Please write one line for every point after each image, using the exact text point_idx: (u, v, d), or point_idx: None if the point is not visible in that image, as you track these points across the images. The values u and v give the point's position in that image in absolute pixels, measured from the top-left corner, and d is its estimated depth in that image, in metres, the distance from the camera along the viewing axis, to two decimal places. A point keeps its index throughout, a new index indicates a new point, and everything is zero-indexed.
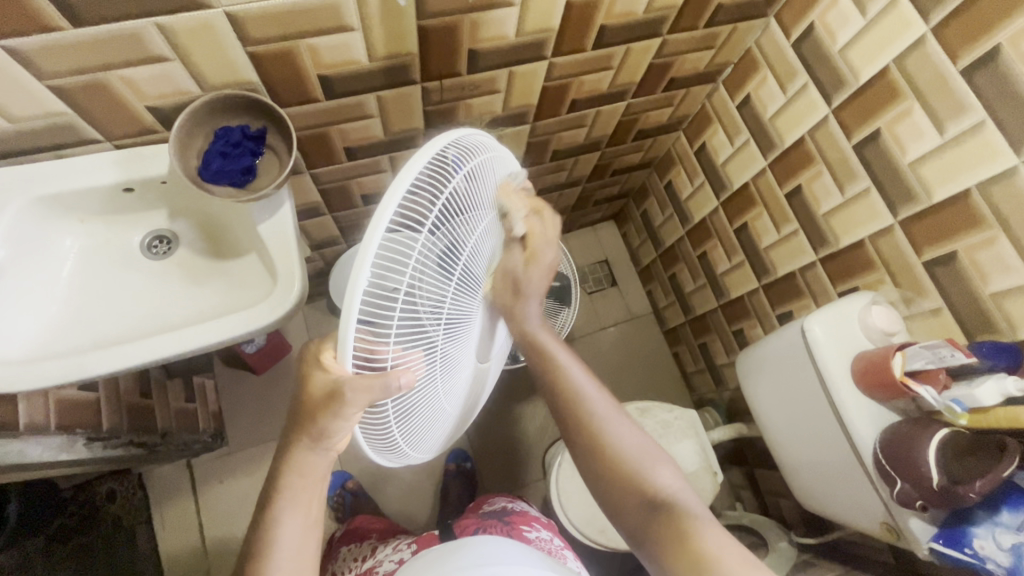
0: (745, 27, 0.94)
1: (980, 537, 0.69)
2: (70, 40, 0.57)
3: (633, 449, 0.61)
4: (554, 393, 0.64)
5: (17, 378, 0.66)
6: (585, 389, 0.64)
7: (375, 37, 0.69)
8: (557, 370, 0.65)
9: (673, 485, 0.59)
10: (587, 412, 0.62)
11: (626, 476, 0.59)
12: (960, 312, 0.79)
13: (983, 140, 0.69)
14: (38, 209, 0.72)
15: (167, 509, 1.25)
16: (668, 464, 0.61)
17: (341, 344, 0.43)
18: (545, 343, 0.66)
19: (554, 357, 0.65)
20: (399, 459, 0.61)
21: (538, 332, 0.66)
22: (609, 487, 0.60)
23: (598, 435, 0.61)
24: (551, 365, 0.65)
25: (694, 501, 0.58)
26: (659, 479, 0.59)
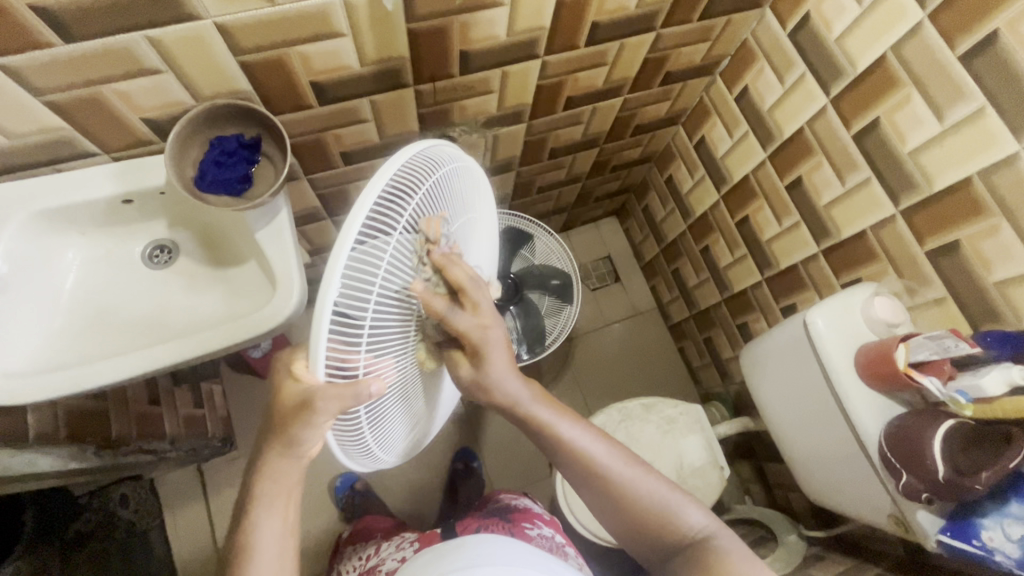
0: (741, 18, 0.93)
1: (987, 529, 0.69)
2: (62, 55, 0.58)
3: (655, 493, 0.62)
4: (564, 460, 0.63)
5: (22, 391, 0.67)
6: (594, 450, 0.63)
7: (365, 42, 0.69)
8: (566, 446, 0.63)
9: (703, 523, 0.60)
10: (602, 475, 0.62)
11: (655, 520, 0.61)
12: (965, 301, 0.78)
13: (983, 126, 0.68)
14: (39, 223, 0.73)
15: (180, 514, 1.27)
16: (695, 503, 0.62)
17: (313, 354, 0.44)
18: (539, 416, 0.64)
19: (558, 431, 0.64)
20: (373, 464, 0.63)
21: (530, 406, 0.64)
22: (638, 532, 0.62)
23: (620, 489, 0.61)
24: (554, 437, 0.64)
25: (731, 538, 0.59)
26: (689, 521, 0.61)
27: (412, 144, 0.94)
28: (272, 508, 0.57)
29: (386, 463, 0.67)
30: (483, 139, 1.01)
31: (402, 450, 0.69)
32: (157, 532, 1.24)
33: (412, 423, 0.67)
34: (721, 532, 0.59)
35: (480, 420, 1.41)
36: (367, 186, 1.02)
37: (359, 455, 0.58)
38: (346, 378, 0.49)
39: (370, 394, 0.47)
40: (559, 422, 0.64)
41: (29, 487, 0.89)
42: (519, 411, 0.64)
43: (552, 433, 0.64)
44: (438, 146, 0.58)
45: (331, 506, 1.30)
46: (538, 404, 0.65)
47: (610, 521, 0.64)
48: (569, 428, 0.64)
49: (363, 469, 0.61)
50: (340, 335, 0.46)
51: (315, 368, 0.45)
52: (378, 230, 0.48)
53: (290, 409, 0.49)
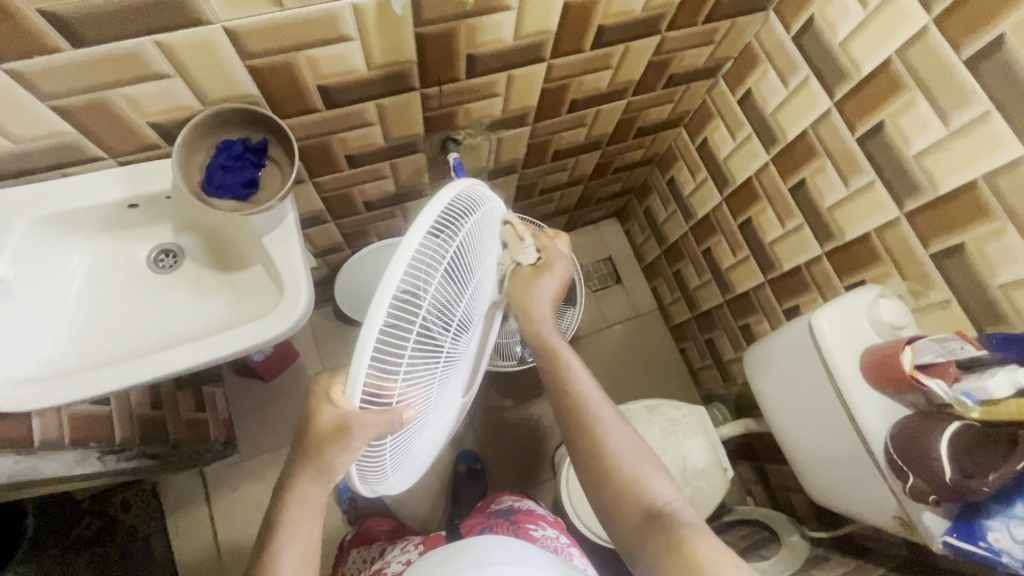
0: (744, 22, 0.94)
1: (994, 530, 0.69)
2: (71, 60, 0.57)
3: (631, 457, 0.62)
4: (558, 392, 0.66)
5: (30, 399, 0.67)
6: (591, 393, 0.65)
7: (373, 46, 0.69)
8: (562, 374, 0.67)
9: (671, 495, 0.60)
10: (589, 417, 0.64)
11: (625, 485, 0.61)
12: (969, 304, 0.78)
13: (987, 130, 0.69)
14: (44, 227, 0.73)
15: (182, 518, 1.27)
16: (667, 475, 0.61)
17: (352, 387, 0.47)
18: (556, 346, 0.68)
19: (564, 360, 0.67)
20: (383, 488, 0.64)
21: (551, 336, 0.68)
22: (604, 490, 0.62)
23: (600, 442, 0.63)
24: (559, 365, 0.67)
25: (691, 512, 0.58)
26: (657, 491, 0.60)
27: (416, 147, 0.94)
28: (290, 509, 0.57)
29: (396, 488, 0.68)
30: (487, 142, 1.01)
31: (410, 476, 0.71)
32: (159, 536, 1.23)
33: (423, 451, 0.69)
34: (685, 506, 0.58)
35: (482, 421, 1.41)
36: (372, 189, 1.02)
37: (374, 479, 0.60)
38: (380, 407, 0.51)
39: (403, 422, 0.51)
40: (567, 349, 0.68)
41: (32, 492, 0.89)
42: (541, 341, 0.68)
43: (555, 360, 0.67)
44: (475, 186, 0.59)
45: (334, 508, 1.30)
46: (555, 332, 0.69)
47: (581, 469, 0.64)
48: (573, 361, 0.67)
49: (374, 495, 0.63)
50: (376, 373, 0.48)
51: (351, 400, 0.48)
52: (422, 267, 0.50)
53: (322, 430, 0.51)
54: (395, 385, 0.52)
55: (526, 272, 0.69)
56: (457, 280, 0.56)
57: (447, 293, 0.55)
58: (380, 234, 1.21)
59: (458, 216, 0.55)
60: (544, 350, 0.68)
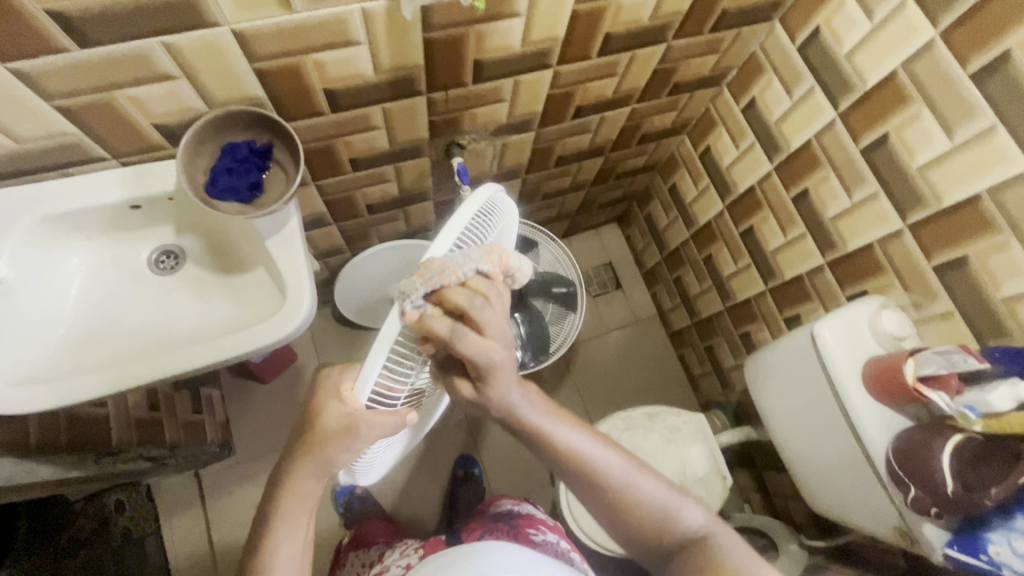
0: (750, 32, 0.94)
1: (995, 543, 0.69)
2: (77, 61, 0.57)
3: (657, 498, 0.61)
4: (566, 468, 0.60)
5: (29, 401, 0.66)
6: (597, 458, 0.60)
7: (381, 51, 0.69)
8: (565, 450, 0.60)
9: (701, 521, 0.61)
10: (604, 480, 0.60)
11: (660, 526, 0.61)
12: (971, 317, 0.78)
13: (992, 144, 0.69)
14: (46, 227, 0.72)
15: (177, 520, 1.25)
16: (693, 501, 0.62)
17: (359, 388, 0.51)
18: (538, 424, 0.60)
19: (557, 438, 0.60)
20: (367, 478, 0.70)
21: (526, 416, 0.59)
22: (633, 531, 0.61)
23: (621, 495, 0.60)
24: (554, 443, 0.60)
25: (727, 534, 0.61)
26: (686, 518, 0.61)
27: (421, 151, 0.93)
28: (298, 509, 0.58)
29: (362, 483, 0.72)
30: (491, 147, 1.01)
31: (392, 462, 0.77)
32: (153, 537, 1.22)
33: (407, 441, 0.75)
34: (719, 529, 0.60)
35: (481, 426, 1.41)
36: (375, 192, 1.02)
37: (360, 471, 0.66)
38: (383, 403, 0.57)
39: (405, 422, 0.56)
40: (553, 424, 0.60)
41: (23, 495, 0.87)
42: (517, 422, 0.59)
43: (547, 439, 0.60)
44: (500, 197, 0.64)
45: (331, 511, 1.29)
46: (534, 409, 0.60)
47: (611, 527, 0.62)
48: (566, 432, 0.61)
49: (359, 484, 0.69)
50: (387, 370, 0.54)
51: (358, 397, 0.52)
52: None
53: (333, 430, 0.53)
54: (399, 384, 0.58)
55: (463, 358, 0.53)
56: None
57: None
58: (382, 237, 1.21)
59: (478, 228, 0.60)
60: (528, 434, 0.60)
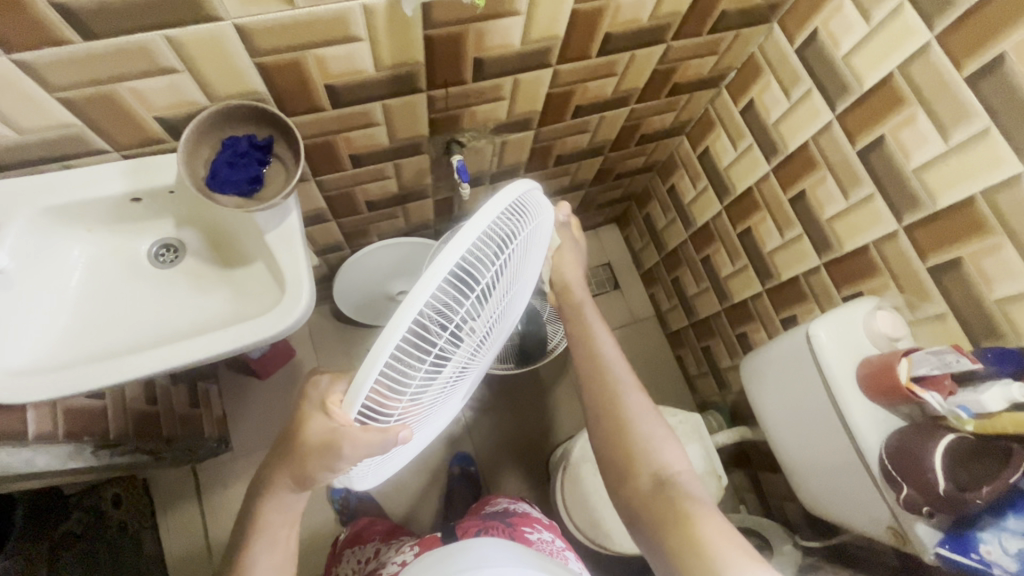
0: (749, 33, 0.95)
1: (986, 542, 0.70)
2: (80, 53, 0.57)
3: (646, 426, 0.67)
4: (587, 359, 0.74)
5: (28, 390, 0.66)
6: (615, 364, 0.72)
7: (382, 47, 0.69)
8: (593, 345, 0.74)
9: (679, 467, 0.63)
10: (612, 383, 0.70)
11: (638, 452, 0.65)
12: (964, 317, 0.79)
13: (986, 147, 0.70)
14: (47, 218, 0.72)
15: (173, 514, 1.26)
16: (679, 448, 0.65)
17: (349, 401, 0.47)
18: (586, 316, 0.78)
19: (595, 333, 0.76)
20: (357, 481, 0.66)
21: (584, 308, 0.79)
22: (614, 442, 0.67)
23: (618, 405, 0.68)
24: (589, 335, 0.76)
25: (698, 487, 0.62)
26: (667, 460, 0.64)
27: (420, 148, 0.94)
28: (291, 502, 0.58)
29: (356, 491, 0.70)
30: (490, 145, 1.02)
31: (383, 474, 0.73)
32: (149, 532, 1.22)
33: (403, 454, 0.71)
34: (692, 478, 0.62)
35: (478, 424, 1.41)
36: (374, 188, 1.02)
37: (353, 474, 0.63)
38: (377, 422, 0.52)
39: (397, 440, 0.52)
40: (597, 323, 0.77)
41: (20, 485, 0.88)
42: (576, 309, 0.79)
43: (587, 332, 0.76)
44: (533, 195, 0.59)
45: (327, 508, 1.29)
46: (590, 304, 0.79)
47: (597, 432, 0.69)
48: (602, 334, 0.76)
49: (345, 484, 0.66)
50: (385, 384, 0.48)
51: (348, 411, 0.48)
52: (462, 277, 0.49)
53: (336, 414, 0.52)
54: (398, 402, 0.52)
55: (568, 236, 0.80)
56: (492, 292, 0.55)
57: (480, 304, 0.54)
58: (381, 234, 1.21)
59: (512, 230, 0.54)
60: (577, 320, 0.78)
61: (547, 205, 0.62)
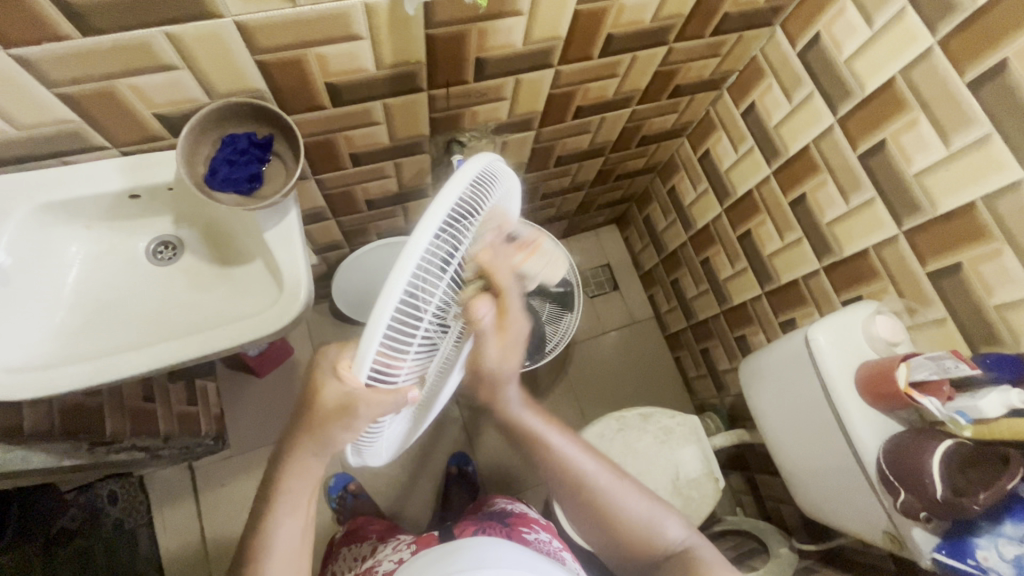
0: (751, 35, 0.95)
1: (983, 548, 0.70)
2: (81, 49, 0.57)
3: (642, 516, 0.65)
4: (556, 475, 0.66)
5: (25, 387, 0.66)
6: (587, 468, 0.66)
7: (383, 46, 0.69)
8: (556, 459, 0.66)
9: (686, 538, 0.65)
10: (595, 492, 0.65)
11: (643, 543, 0.65)
12: (963, 322, 0.79)
13: (988, 152, 0.69)
14: (45, 214, 0.72)
15: (168, 513, 1.25)
16: (675, 517, 0.66)
17: (359, 367, 0.47)
18: (533, 428, 0.67)
19: (551, 443, 0.66)
20: (366, 457, 0.66)
21: (522, 415, 0.67)
22: (619, 542, 0.66)
23: (609, 504, 0.65)
24: (545, 448, 0.66)
25: (709, 551, 0.63)
26: (673, 536, 0.65)
27: (420, 147, 0.94)
28: (290, 501, 0.58)
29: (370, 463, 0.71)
30: (491, 145, 1.01)
31: (392, 448, 0.73)
32: (145, 529, 1.22)
33: (408, 427, 0.71)
34: (701, 544, 0.64)
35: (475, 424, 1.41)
36: (374, 187, 1.02)
37: (362, 448, 0.63)
38: (386, 384, 0.52)
39: (407, 400, 0.53)
40: (548, 431, 0.67)
41: (14, 483, 0.87)
42: (515, 421, 0.67)
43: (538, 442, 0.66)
44: (499, 165, 0.60)
45: (324, 506, 1.29)
46: (529, 413, 0.67)
47: (594, 535, 0.67)
48: (557, 438, 0.67)
49: (357, 459, 0.66)
50: (388, 351, 0.49)
51: (358, 374, 0.47)
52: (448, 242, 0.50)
53: (332, 416, 0.52)
54: (403, 365, 0.52)
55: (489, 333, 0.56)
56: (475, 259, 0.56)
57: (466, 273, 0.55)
58: (380, 233, 1.21)
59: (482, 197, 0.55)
60: (525, 439, 0.67)
61: (513, 177, 0.63)
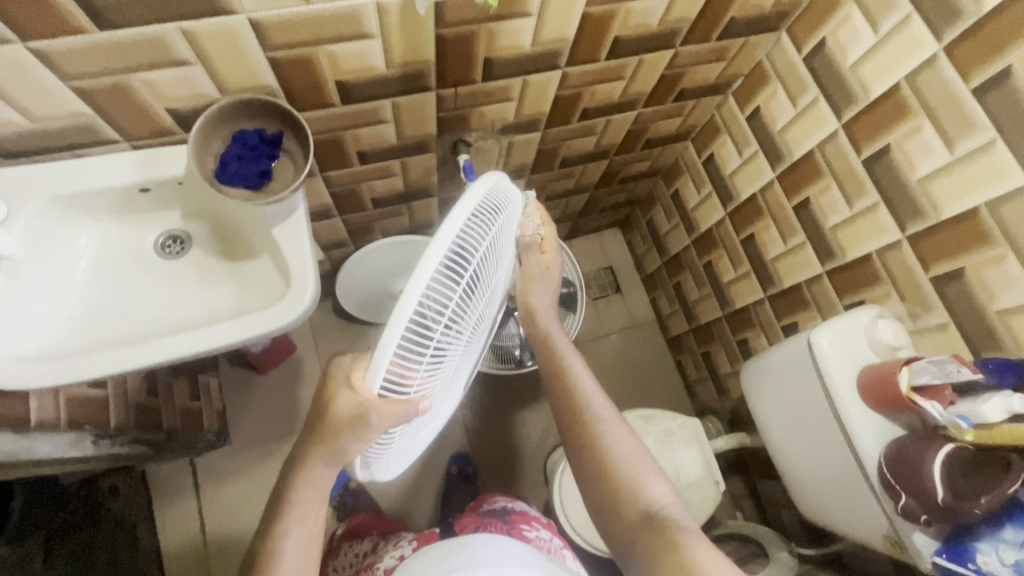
0: (757, 40, 0.95)
1: (983, 553, 0.70)
2: (96, 42, 0.58)
3: (629, 457, 0.66)
4: (562, 395, 0.72)
5: (33, 377, 0.67)
6: (593, 399, 0.71)
7: (393, 44, 0.70)
8: (568, 380, 0.73)
9: (665, 498, 0.63)
10: (590, 419, 0.69)
11: (622, 482, 0.64)
12: (966, 328, 0.79)
13: (992, 158, 0.70)
14: (56, 206, 0.73)
15: (170, 508, 1.26)
16: (663, 480, 0.65)
17: (369, 381, 0.48)
18: (558, 348, 0.76)
19: (569, 366, 0.74)
20: (373, 469, 0.65)
21: (556, 338, 0.77)
22: (601, 475, 0.66)
23: (598, 435, 0.68)
24: (563, 368, 0.74)
25: (684, 516, 0.61)
26: (653, 494, 0.63)
27: (427, 146, 0.94)
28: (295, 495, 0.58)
29: (378, 477, 0.69)
30: (498, 145, 1.02)
31: (399, 460, 0.72)
32: (146, 524, 1.22)
33: (415, 439, 0.70)
34: (678, 509, 0.62)
35: (477, 424, 1.41)
36: (380, 186, 1.02)
37: (368, 460, 0.62)
38: (398, 395, 0.52)
39: (417, 411, 0.53)
40: (572, 356, 0.75)
41: (16, 473, 0.87)
42: (547, 339, 0.77)
43: (560, 367, 0.74)
44: (503, 183, 0.60)
45: None
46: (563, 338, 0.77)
47: (581, 473, 0.68)
48: (576, 364, 0.74)
49: (364, 474, 0.65)
50: (398, 367, 0.49)
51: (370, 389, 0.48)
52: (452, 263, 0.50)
53: (341, 408, 0.53)
54: (414, 376, 0.53)
55: (537, 255, 0.76)
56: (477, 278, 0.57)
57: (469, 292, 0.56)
58: (385, 232, 1.22)
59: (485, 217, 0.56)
60: (549, 358, 0.75)
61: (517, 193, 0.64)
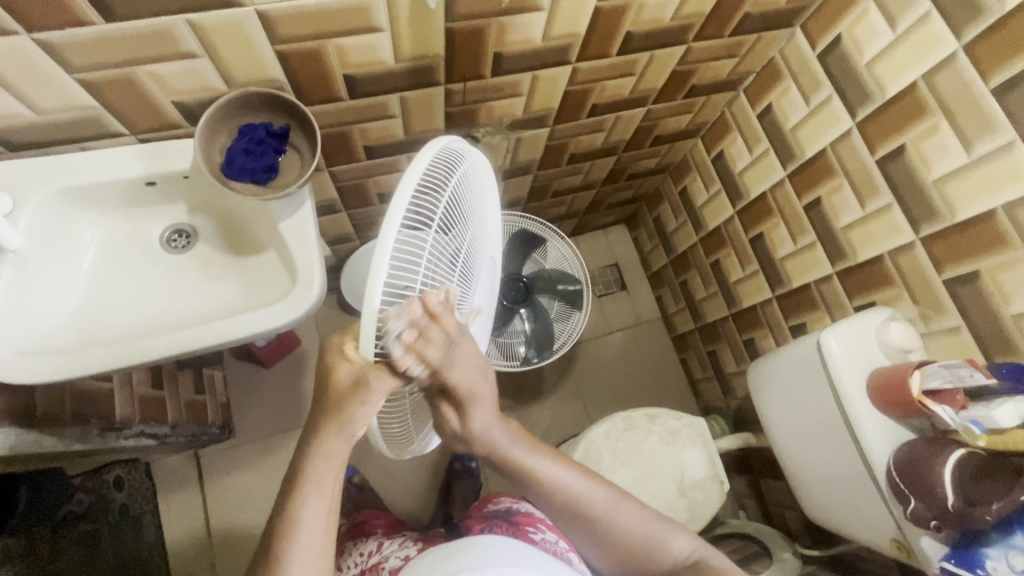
0: (771, 36, 0.94)
1: (992, 558, 0.69)
2: (103, 34, 0.57)
3: (643, 535, 0.70)
4: (552, 504, 0.70)
5: (40, 370, 0.66)
6: (582, 490, 0.70)
7: (402, 38, 0.69)
8: (548, 488, 0.70)
9: (689, 546, 0.71)
10: (590, 510, 0.70)
11: (646, 556, 0.70)
12: (979, 332, 0.78)
13: (1011, 159, 0.69)
14: (62, 199, 0.72)
15: (173, 498, 1.26)
16: (681, 531, 0.71)
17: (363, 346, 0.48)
18: (521, 460, 0.70)
19: (542, 474, 0.70)
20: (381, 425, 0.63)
21: (510, 450, 0.69)
22: (627, 560, 0.71)
23: (606, 524, 0.70)
24: (539, 481, 0.70)
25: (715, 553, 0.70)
26: (678, 548, 0.70)
27: None
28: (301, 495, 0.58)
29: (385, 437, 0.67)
30: (506, 141, 1.01)
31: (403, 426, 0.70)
32: (150, 515, 1.22)
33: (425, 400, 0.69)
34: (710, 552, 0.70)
35: None
36: (386, 180, 1.02)
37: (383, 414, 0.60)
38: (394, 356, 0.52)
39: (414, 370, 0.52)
40: (538, 461, 0.70)
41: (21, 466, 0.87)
42: (499, 455, 0.69)
43: (533, 477, 0.70)
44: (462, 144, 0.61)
45: None
46: (518, 446, 0.70)
47: (596, 550, 0.72)
48: (546, 467, 0.70)
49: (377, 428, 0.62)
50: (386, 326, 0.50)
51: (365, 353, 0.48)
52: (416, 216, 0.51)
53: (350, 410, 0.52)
54: None
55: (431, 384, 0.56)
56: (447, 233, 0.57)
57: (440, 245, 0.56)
58: None
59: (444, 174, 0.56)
60: (512, 468, 0.70)
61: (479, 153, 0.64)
